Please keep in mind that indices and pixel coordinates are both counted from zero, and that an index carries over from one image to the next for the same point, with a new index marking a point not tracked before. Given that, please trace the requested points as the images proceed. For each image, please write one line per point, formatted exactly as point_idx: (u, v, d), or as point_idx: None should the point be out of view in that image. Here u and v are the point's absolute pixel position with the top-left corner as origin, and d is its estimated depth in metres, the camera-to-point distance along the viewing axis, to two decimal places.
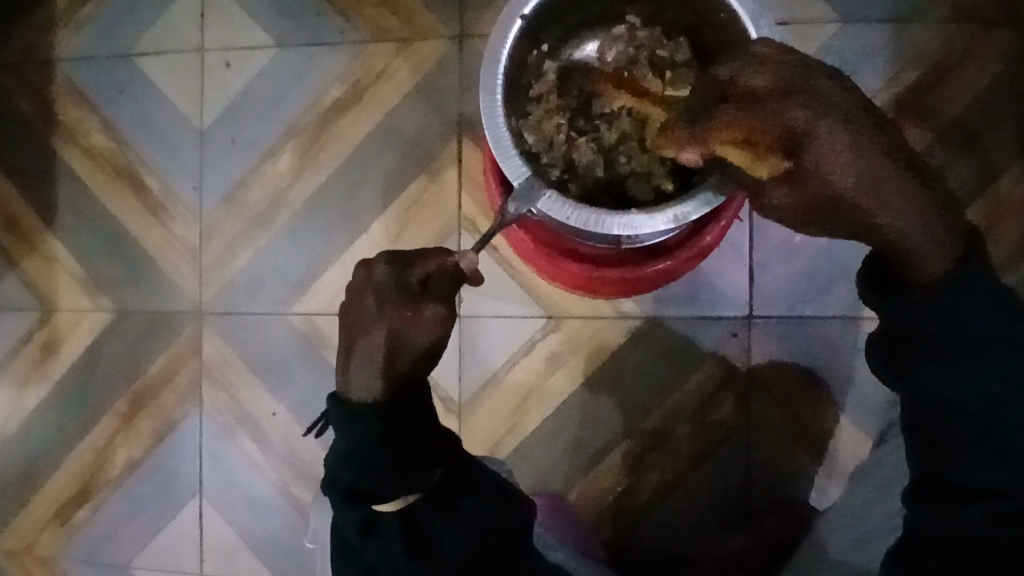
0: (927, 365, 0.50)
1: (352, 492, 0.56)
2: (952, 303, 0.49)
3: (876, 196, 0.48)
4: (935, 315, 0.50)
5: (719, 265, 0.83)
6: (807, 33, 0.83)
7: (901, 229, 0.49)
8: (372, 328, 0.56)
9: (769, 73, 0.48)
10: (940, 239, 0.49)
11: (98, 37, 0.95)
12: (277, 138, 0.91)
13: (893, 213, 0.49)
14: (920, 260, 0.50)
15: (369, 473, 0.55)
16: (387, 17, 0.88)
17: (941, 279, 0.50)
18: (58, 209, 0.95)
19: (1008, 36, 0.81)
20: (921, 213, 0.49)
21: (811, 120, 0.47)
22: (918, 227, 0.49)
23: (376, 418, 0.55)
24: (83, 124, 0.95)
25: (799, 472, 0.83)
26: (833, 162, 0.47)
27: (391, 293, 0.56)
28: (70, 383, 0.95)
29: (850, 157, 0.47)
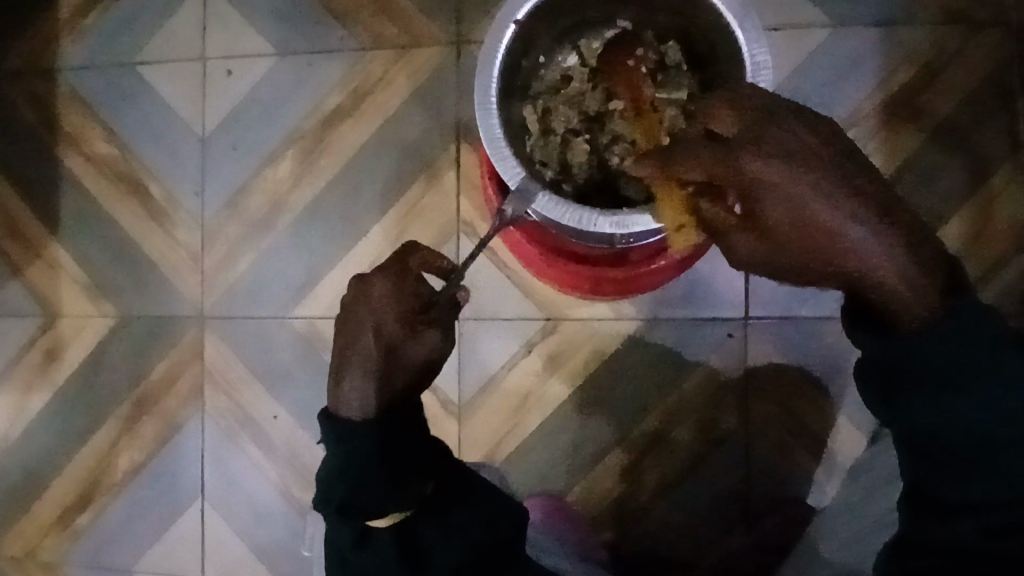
0: (935, 405, 0.48)
1: (346, 509, 0.56)
2: (944, 342, 0.47)
3: (825, 244, 0.47)
4: (929, 363, 0.47)
5: (714, 266, 0.84)
6: (799, 36, 0.84)
7: (876, 281, 0.47)
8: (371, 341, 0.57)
9: (740, 106, 0.48)
10: (915, 283, 0.47)
11: (101, 46, 0.96)
12: (278, 145, 0.92)
13: (860, 256, 0.47)
14: (902, 310, 0.48)
15: (365, 487, 0.55)
16: (386, 24, 0.90)
17: (928, 319, 0.47)
18: (61, 216, 0.96)
19: (999, 36, 0.82)
20: (899, 258, 0.46)
21: (768, 167, 0.46)
22: (896, 271, 0.47)
23: (372, 433, 0.56)
24: (86, 132, 0.96)
25: (796, 471, 0.83)
26: (786, 201, 0.46)
27: (392, 308, 0.57)
28: (73, 388, 0.95)
29: (808, 199, 0.46)
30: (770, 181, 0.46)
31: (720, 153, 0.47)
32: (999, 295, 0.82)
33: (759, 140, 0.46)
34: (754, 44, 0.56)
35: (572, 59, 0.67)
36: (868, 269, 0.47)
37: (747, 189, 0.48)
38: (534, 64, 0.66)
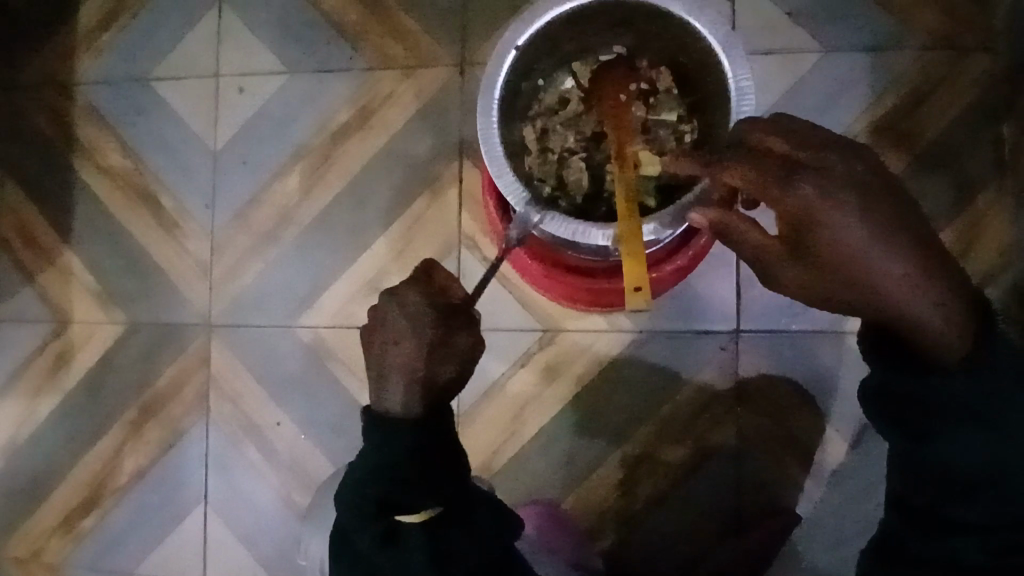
0: (943, 434, 0.46)
1: (384, 505, 0.58)
2: (958, 381, 0.45)
3: (869, 280, 0.44)
4: (936, 398, 0.46)
5: (708, 281, 0.87)
6: (790, 61, 0.87)
7: (916, 318, 0.44)
8: (398, 351, 0.57)
9: (789, 136, 0.46)
10: (954, 322, 0.44)
11: (118, 62, 1.00)
12: (287, 160, 0.95)
13: (901, 292, 0.44)
14: (931, 346, 0.45)
15: (405, 486, 0.57)
16: (394, 45, 0.93)
17: (961, 363, 0.45)
18: (75, 225, 0.99)
19: (984, 63, 0.86)
20: (939, 295, 0.44)
21: (819, 196, 0.43)
22: (930, 308, 0.44)
23: (415, 434, 0.57)
24: (102, 144, 0.99)
25: (787, 481, 0.85)
26: (840, 228, 0.43)
27: (419, 320, 0.57)
28: (82, 392, 0.98)
29: (860, 232, 0.43)
30: (827, 211, 0.43)
31: (774, 174, 0.45)
32: None
33: (802, 168, 0.44)
34: (739, 70, 0.59)
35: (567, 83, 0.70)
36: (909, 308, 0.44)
37: (798, 221, 0.45)
38: (532, 87, 0.69)
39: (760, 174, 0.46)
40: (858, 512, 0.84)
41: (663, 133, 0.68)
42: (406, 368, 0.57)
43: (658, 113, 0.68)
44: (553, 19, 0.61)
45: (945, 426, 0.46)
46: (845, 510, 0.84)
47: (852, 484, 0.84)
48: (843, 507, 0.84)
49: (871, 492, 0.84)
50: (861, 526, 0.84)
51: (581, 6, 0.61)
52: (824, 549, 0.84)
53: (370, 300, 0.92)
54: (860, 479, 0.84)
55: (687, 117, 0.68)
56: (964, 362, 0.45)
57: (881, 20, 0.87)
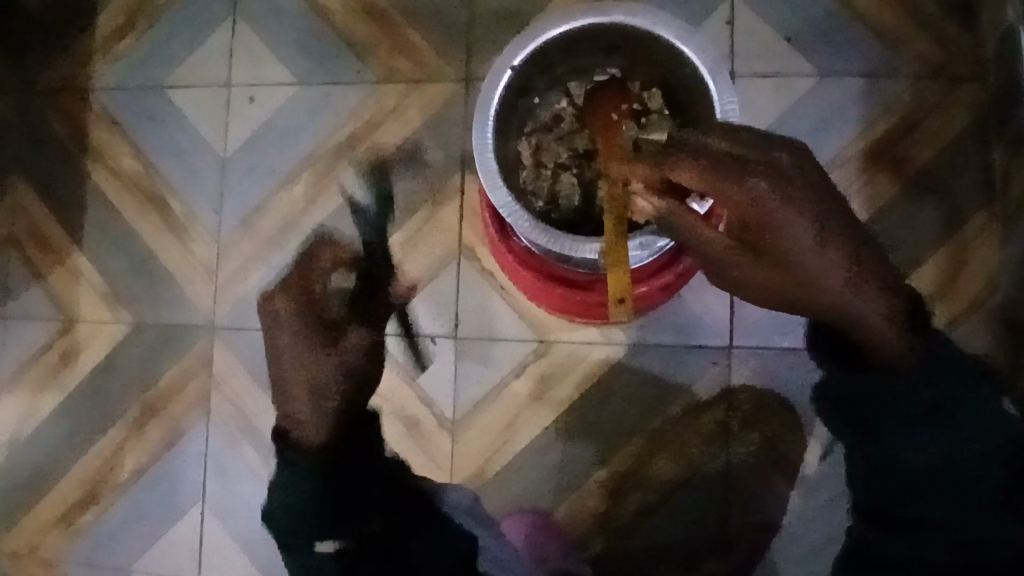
0: (892, 431, 0.63)
1: (304, 538, 0.76)
2: (915, 386, 0.62)
3: (807, 280, 0.65)
4: (903, 394, 0.63)
5: (700, 297, 0.89)
6: (786, 84, 0.90)
7: (861, 315, 0.65)
8: (301, 384, 0.87)
9: (737, 138, 0.62)
10: (886, 321, 0.65)
11: (134, 69, 1.02)
12: (293, 169, 0.98)
13: (835, 290, 0.65)
14: (880, 346, 0.64)
15: (315, 523, 0.76)
16: (400, 60, 0.96)
17: (903, 358, 0.63)
18: (85, 227, 1.01)
19: (977, 92, 0.88)
20: (877, 302, 0.65)
21: (767, 190, 0.62)
22: (863, 306, 0.65)
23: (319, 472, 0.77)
24: (114, 148, 1.02)
25: (774, 497, 0.87)
26: (788, 228, 0.63)
27: (320, 372, 0.86)
28: (86, 390, 1.00)
29: (806, 238, 0.64)
30: (773, 206, 0.62)
31: (729, 162, 0.61)
32: (971, 336, 0.85)
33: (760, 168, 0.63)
34: (725, 94, 0.61)
35: (562, 101, 0.72)
36: (847, 306, 0.65)
37: (751, 216, 0.62)
38: (528, 104, 0.71)
39: (711, 169, 0.61)
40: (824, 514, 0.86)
41: None
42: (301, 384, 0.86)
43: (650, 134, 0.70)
44: (547, 42, 0.63)
45: (900, 433, 0.63)
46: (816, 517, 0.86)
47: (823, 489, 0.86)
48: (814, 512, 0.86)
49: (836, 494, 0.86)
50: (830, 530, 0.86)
51: (574, 29, 0.63)
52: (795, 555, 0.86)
53: None
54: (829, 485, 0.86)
55: None
56: (916, 363, 0.63)
57: (877, 46, 0.89)
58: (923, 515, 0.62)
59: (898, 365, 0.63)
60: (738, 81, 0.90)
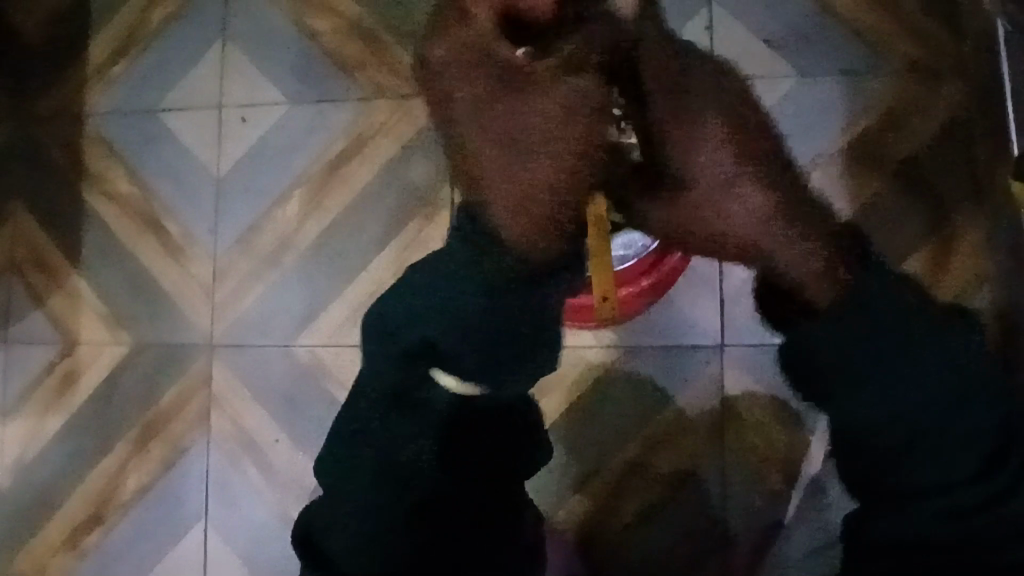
0: (841, 388, 0.63)
1: (388, 395, 0.65)
2: (835, 325, 0.62)
3: (736, 216, 0.71)
4: (848, 343, 0.61)
5: (692, 298, 0.90)
6: (768, 86, 0.91)
7: (776, 253, 0.68)
8: (538, 160, 0.71)
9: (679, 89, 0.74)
10: (812, 260, 0.65)
11: (127, 94, 1.04)
12: (288, 185, 0.99)
13: (750, 223, 0.71)
14: (803, 279, 0.65)
15: (506, 328, 0.65)
16: (389, 77, 0.98)
17: (840, 294, 0.62)
18: (83, 250, 1.03)
19: (956, 87, 0.89)
20: (798, 253, 0.67)
21: (692, 129, 0.73)
22: (788, 250, 0.67)
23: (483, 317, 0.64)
24: (110, 173, 1.03)
25: (771, 495, 0.87)
26: (711, 162, 0.72)
27: (590, 136, 0.71)
28: (88, 411, 1.01)
29: (722, 176, 0.72)
30: (694, 144, 0.72)
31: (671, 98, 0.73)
32: None
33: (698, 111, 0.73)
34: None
35: None
36: (772, 246, 0.69)
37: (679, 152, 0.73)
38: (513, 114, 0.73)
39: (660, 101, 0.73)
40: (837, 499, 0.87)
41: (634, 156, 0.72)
42: (512, 199, 0.70)
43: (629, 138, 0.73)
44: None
45: (848, 391, 0.62)
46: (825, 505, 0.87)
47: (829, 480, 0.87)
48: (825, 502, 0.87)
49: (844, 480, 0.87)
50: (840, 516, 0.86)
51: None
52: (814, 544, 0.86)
53: None
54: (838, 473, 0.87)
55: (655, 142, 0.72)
56: (843, 287, 0.62)
57: (856, 46, 0.91)
58: (909, 476, 0.61)
59: (824, 291, 0.63)
60: None
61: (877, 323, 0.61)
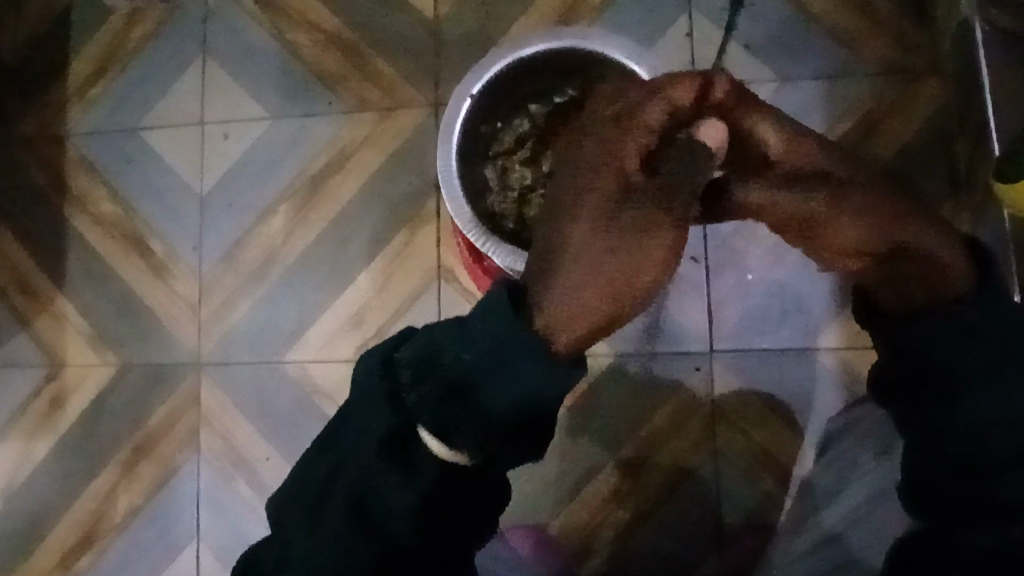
0: (958, 388, 0.54)
1: (376, 433, 0.52)
2: (964, 318, 0.53)
3: (871, 246, 0.54)
4: (953, 337, 0.53)
5: (680, 303, 0.90)
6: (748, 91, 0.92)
7: (937, 256, 0.53)
8: (606, 265, 0.49)
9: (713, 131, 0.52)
10: (959, 257, 0.53)
11: (108, 113, 1.04)
12: (272, 201, 0.99)
13: (912, 239, 0.53)
14: (955, 271, 0.53)
15: (490, 378, 0.48)
16: (370, 89, 0.98)
17: (972, 291, 0.53)
18: (68, 272, 1.02)
19: (934, 85, 0.90)
20: (935, 240, 0.54)
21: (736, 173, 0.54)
22: (942, 246, 0.54)
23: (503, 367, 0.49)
24: (93, 193, 1.02)
25: (766, 498, 0.87)
26: (782, 200, 0.54)
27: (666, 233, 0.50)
28: (76, 434, 0.99)
29: (803, 202, 0.53)
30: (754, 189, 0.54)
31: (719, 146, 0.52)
32: None
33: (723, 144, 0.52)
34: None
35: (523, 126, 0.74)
36: (919, 245, 0.53)
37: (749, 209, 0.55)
38: (492, 128, 0.73)
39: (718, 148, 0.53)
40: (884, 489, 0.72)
41: None
42: (599, 293, 0.49)
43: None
44: (501, 69, 0.67)
45: (970, 392, 0.53)
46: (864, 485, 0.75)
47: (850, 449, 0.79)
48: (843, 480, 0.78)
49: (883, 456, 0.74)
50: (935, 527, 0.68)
51: (524, 58, 0.67)
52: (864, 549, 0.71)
53: (355, 333, 0.95)
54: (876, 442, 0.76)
55: None
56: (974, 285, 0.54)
57: (833, 49, 0.92)
58: (1003, 491, 0.53)
59: (968, 290, 0.53)
60: None
61: (976, 324, 0.53)
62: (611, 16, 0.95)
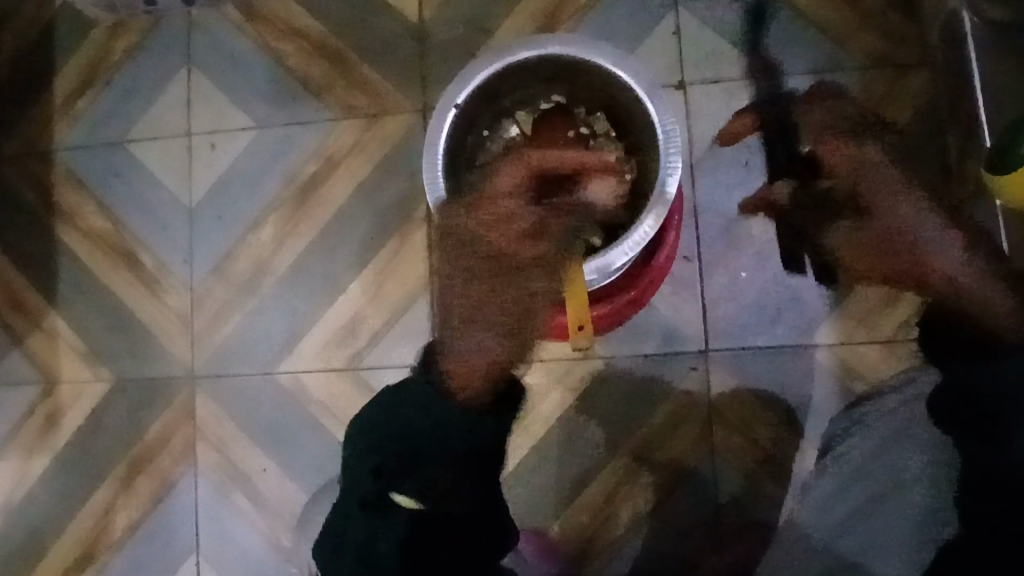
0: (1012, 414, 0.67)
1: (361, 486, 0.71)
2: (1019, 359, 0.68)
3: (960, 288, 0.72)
4: (1004, 380, 0.68)
5: (675, 303, 0.90)
6: (736, 88, 0.91)
7: (993, 303, 0.71)
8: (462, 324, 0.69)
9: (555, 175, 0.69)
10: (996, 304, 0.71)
11: (94, 127, 1.03)
12: (262, 211, 0.98)
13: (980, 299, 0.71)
14: (1001, 326, 0.70)
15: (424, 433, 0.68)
16: (357, 96, 0.97)
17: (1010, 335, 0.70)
18: (58, 287, 1.01)
19: (922, 77, 0.89)
20: (998, 295, 0.71)
21: (891, 196, 0.76)
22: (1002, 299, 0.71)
23: (433, 424, 0.68)
24: (82, 208, 1.02)
25: (765, 497, 0.87)
26: (943, 250, 0.73)
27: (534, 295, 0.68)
28: (72, 451, 0.99)
29: (911, 215, 0.75)
30: (887, 207, 0.76)
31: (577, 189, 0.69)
32: None
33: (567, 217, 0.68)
34: (664, 115, 0.64)
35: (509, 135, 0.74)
36: (971, 301, 0.72)
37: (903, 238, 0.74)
38: (478, 138, 0.73)
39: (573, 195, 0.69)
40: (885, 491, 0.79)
41: None
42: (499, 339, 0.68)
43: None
44: (484, 78, 0.66)
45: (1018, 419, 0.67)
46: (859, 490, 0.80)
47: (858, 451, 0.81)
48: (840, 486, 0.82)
49: (889, 446, 0.80)
50: (933, 532, 0.76)
51: (507, 65, 0.66)
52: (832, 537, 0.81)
53: (348, 342, 0.95)
54: (875, 434, 0.81)
55: None
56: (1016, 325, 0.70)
57: (820, 43, 0.91)
58: None
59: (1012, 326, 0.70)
60: (691, 89, 0.92)
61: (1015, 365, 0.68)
62: (597, 16, 0.94)
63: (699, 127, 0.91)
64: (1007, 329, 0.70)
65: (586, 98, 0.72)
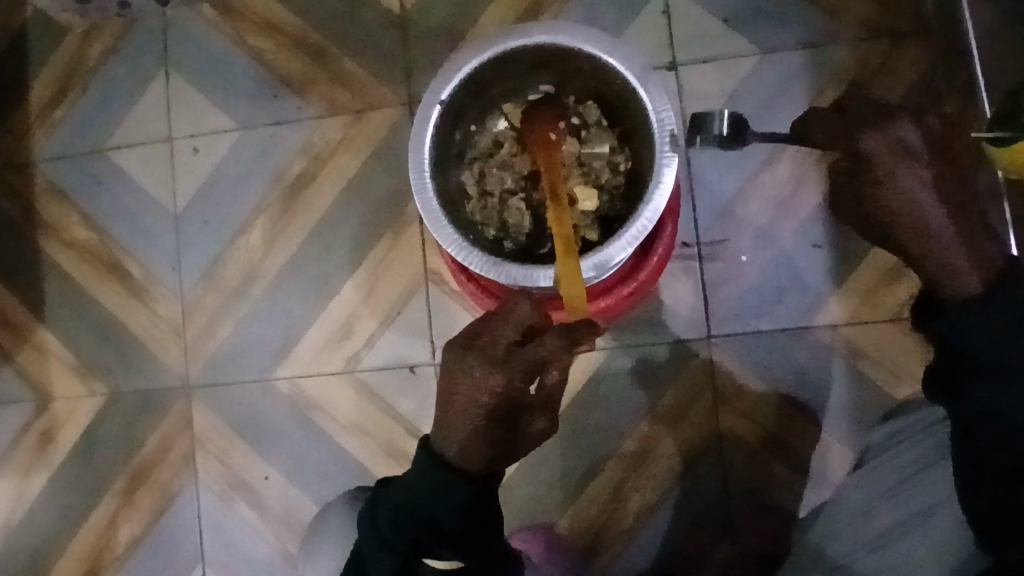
0: (978, 368, 0.55)
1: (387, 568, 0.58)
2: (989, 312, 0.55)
3: (929, 243, 0.60)
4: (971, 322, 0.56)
5: (674, 290, 0.88)
6: (729, 66, 0.89)
7: (954, 263, 0.58)
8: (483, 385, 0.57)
9: (519, 171, 0.71)
10: (967, 265, 0.58)
11: (72, 135, 1.00)
12: (248, 215, 0.96)
13: (955, 259, 0.58)
14: (954, 280, 0.58)
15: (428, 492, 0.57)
16: (341, 92, 0.95)
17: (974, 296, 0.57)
18: (46, 302, 0.99)
19: (920, 46, 0.87)
20: (970, 259, 0.58)
21: (882, 133, 0.62)
22: (973, 265, 0.58)
23: (464, 506, 0.57)
24: (65, 220, 1.00)
25: (776, 483, 0.86)
26: (895, 175, 0.61)
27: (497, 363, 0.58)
28: (70, 468, 0.97)
29: (904, 165, 0.61)
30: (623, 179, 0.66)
31: (533, 179, 0.71)
32: None
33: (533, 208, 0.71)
34: (657, 102, 0.62)
35: (497, 129, 0.72)
36: (948, 261, 0.59)
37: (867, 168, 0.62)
38: (465, 135, 0.71)
39: (531, 185, 0.71)
40: (930, 502, 0.62)
41: (597, 166, 0.71)
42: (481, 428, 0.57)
43: (591, 147, 0.71)
44: (470, 72, 0.64)
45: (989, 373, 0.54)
46: (903, 501, 0.63)
47: (888, 471, 0.66)
48: (878, 498, 0.65)
49: (931, 466, 0.63)
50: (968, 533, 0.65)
51: (492, 58, 0.64)
52: (860, 550, 0.63)
53: (345, 344, 0.93)
54: (904, 463, 0.65)
55: (619, 147, 0.71)
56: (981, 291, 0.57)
57: (814, 16, 0.89)
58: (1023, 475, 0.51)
59: (971, 288, 0.57)
60: (683, 70, 0.89)
61: (989, 310, 0.55)
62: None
63: (692, 108, 0.89)
64: (962, 289, 0.58)
65: (576, 87, 0.70)
